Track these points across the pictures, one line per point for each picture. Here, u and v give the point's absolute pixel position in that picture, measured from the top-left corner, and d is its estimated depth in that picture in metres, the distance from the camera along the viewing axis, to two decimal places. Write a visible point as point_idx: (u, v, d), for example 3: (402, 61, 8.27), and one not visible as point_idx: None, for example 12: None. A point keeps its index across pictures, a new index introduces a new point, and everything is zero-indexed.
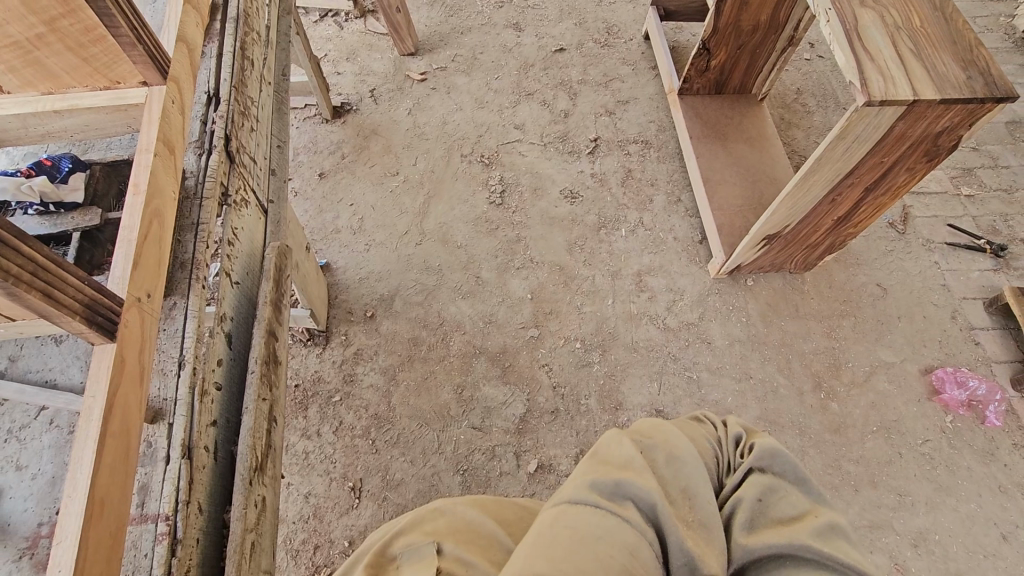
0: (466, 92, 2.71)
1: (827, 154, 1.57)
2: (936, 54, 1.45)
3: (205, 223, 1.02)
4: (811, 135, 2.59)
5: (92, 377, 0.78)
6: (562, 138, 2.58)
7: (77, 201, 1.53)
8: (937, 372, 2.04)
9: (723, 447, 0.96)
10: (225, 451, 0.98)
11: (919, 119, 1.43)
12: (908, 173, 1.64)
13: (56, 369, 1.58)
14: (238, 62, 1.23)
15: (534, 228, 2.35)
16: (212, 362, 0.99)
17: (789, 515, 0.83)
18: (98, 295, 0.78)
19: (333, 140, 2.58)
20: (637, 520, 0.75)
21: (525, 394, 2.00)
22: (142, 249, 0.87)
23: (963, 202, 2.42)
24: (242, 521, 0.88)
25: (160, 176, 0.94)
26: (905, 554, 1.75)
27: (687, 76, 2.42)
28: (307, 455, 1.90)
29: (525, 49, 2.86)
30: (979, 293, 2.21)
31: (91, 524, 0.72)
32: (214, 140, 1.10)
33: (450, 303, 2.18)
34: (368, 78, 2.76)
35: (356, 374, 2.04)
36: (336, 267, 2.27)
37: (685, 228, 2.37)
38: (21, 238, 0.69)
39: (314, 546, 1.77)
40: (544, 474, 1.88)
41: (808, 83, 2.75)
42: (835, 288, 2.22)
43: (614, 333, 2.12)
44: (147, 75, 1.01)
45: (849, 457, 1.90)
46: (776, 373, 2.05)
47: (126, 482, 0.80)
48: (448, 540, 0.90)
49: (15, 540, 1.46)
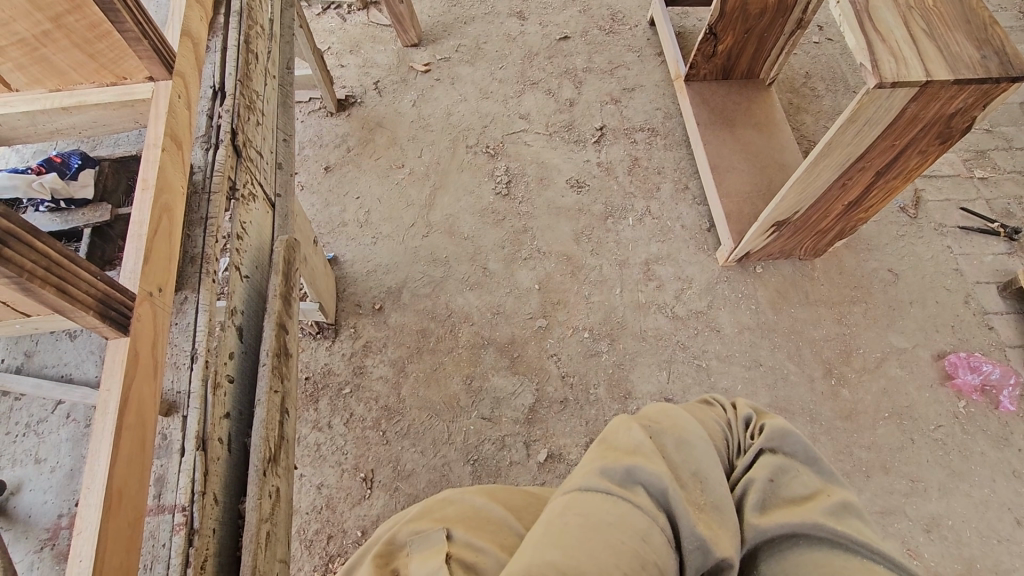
0: (470, 83, 2.70)
1: (837, 138, 1.55)
2: (949, 33, 1.42)
3: (214, 217, 1.03)
4: (820, 120, 2.55)
5: (107, 371, 0.79)
6: (567, 128, 2.56)
7: (88, 197, 1.55)
8: (950, 358, 2.02)
9: (733, 429, 0.95)
10: (238, 442, 0.99)
11: (933, 100, 1.41)
12: (921, 155, 1.62)
13: (72, 364, 1.78)
14: (243, 55, 1.22)
15: (539, 218, 2.34)
16: (224, 355, 1.00)
17: (800, 495, 0.84)
18: (111, 289, 0.79)
19: (338, 133, 2.58)
20: (648, 506, 0.75)
21: (534, 384, 2.01)
22: (153, 244, 0.88)
23: (976, 185, 2.38)
24: (258, 510, 0.89)
25: (168, 171, 0.94)
26: (918, 540, 1.74)
27: (693, 61, 2.40)
28: (319, 447, 1.92)
29: (529, 38, 2.83)
30: (993, 277, 2.19)
31: (110, 517, 0.73)
32: (221, 135, 1.10)
33: (458, 294, 2.18)
34: (372, 70, 2.75)
35: (366, 367, 2.05)
36: (344, 260, 2.27)
37: (693, 215, 2.35)
38: (34, 235, 0.70)
39: (328, 535, 1.79)
40: (555, 464, 1.89)
41: (817, 66, 2.71)
42: (845, 274, 2.20)
43: (623, 322, 2.12)
44: (153, 70, 1.01)
45: (860, 443, 1.89)
46: (786, 360, 2.04)
47: (143, 473, 0.81)
48: (457, 526, 0.89)
49: (37, 531, 1.62)
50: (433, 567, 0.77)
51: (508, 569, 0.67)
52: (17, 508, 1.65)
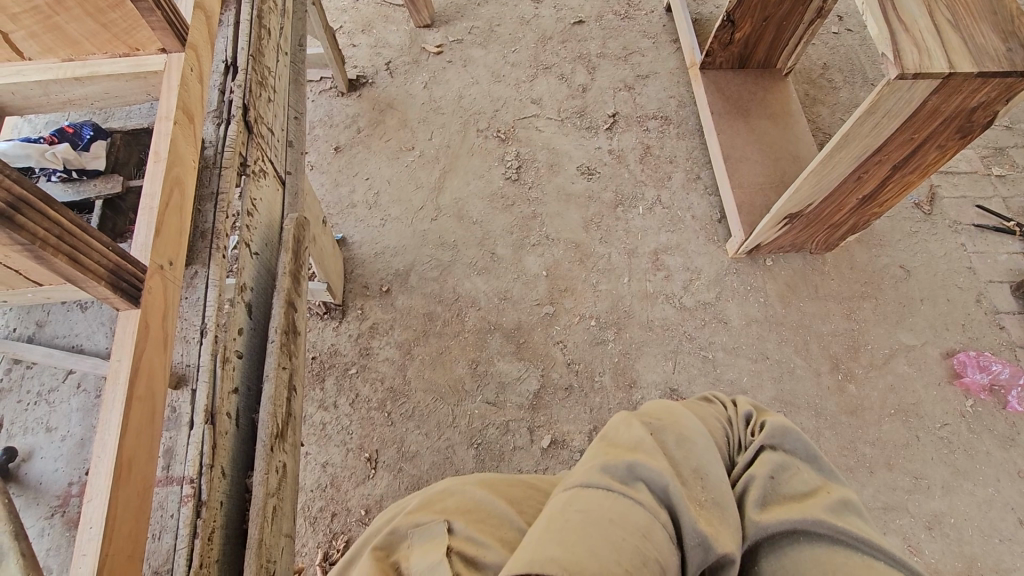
0: (482, 65, 2.67)
1: (855, 129, 1.53)
2: (975, 25, 1.38)
3: (224, 192, 1.02)
4: (837, 112, 2.52)
5: (117, 342, 0.80)
6: (579, 114, 2.53)
7: (99, 168, 1.56)
8: (959, 356, 2.00)
9: (733, 425, 0.96)
10: (245, 418, 1.00)
11: (954, 94, 1.38)
12: (940, 150, 1.59)
13: (83, 335, 1.80)
14: (256, 30, 1.20)
15: (549, 205, 2.33)
16: (234, 331, 1.00)
17: (801, 491, 0.83)
18: (123, 261, 0.79)
19: (349, 113, 2.56)
20: (649, 502, 0.75)
21: (539, 370, 2.01)
22: (164, 217, 0.88)
23: (993, 183, 2.34)
24: (264, 485, 0.90)
25: (180, 144, 0.94)
26: (919, 537, 1.74)
27: (709, 49, 2.36)
28: (325, 426, 1.94)
29: (544, 21, 2.79)
30: (1006, 276, 2.16)
31: (120, 484, 0.74)
32: (232, 110, 1.09)
33: (465, 278, 2.18)
34: (383, 51, 2.72)
35: (372, 348, 2.06)
36: (352, 242, 2.27)
37: (703, 206, 2.32)
38: (47, 203, 0.70)
39: (331, 513, 1.81)
40: (557, 450, 1.89)
41: (835, 57, 2.66)
42: (856, 269, 2.17)
43: (629, 312, 2.11)
44: (165, 41, 1.01)
45: (865, 440, 1.88)
46: (793, 355, 2.03)
47: (152, 443, 0.81)
48: (458, 518, 0.90)
49: (48, 498, 1.66)
50: (433, 562, 0.80)
51: (508, 568, 0.65)
52: (28, 475, 1.68)
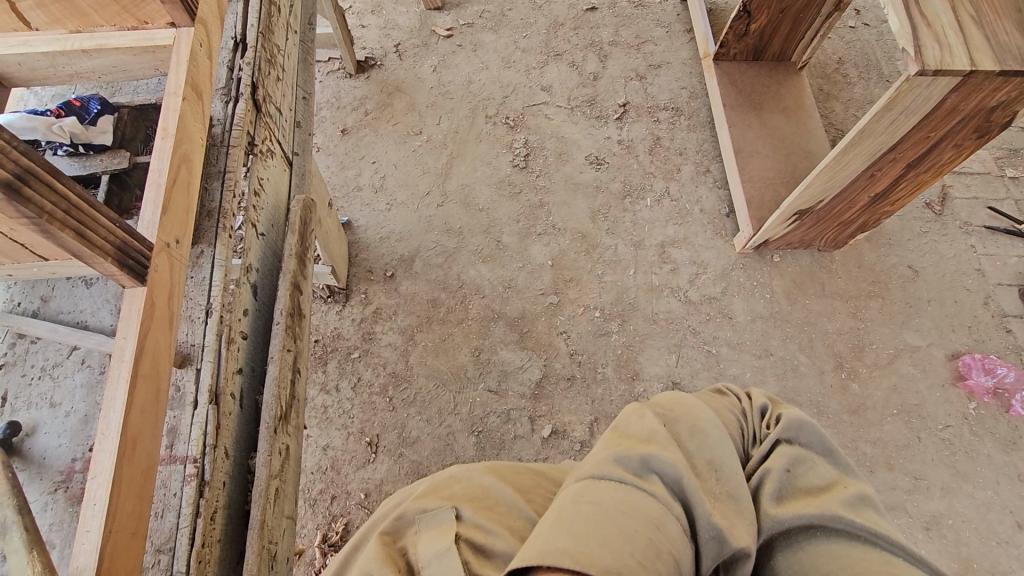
0: (493, 50, 2.63)
1: (870, 127, 1.51)
2: (998, 21, 1.35)
3: (232, 171, 1.00)
4: (850, 108, 2.48)
5: (123, 319, 0.79)
6: (589, 102, 2.50)
7: (105, 143, 1.55)
8: (964, 358, 1.99)
9: (748, 418, 0.95)
10: (249, 399, 0.99)
11: (974, 92, 1.36)
12: (955, 150, 1.58)
13: (87, 311, 1.80)
14: (266, 8, 1.17)
15: (556, 193, 2.31)
16: (239, 311, 0.99)
17: (817, 486, 0.83)
18: (129, 237, 0.77)
19: (356, 95, 2.53)
20: (662, 495, 0.75)
21: (542, 360, 2.01)
22: (171, 194, 0.87)
23: (1007, 185, 2.31)
24: (267, 467, 0.90)
25: (188, 120, 0.93)
26: (916, 536, 1.74)
27: (724, 40, 2.32)
28: (327, 409, 1.94)
29: (556, 7, 2.75)
30: (1015, 280, 2.14)
31: (124, 461, 0.74)
32: (242, 88, 1.07)
33: (470, 266, 2.17)
34: (392, 32, 2.68)
35: (375, 333, 2.06)
36: (358, 226, 2.26)
37: (712, 200, 2.30)
38: (55, 175, 0.69)
39: (331, 496, 1.82)
40: (558, 440, 1.89)
41: (851, 52, 2.61)
42: (864, 268, 2.16)
43: (634, 304, 2.10)
44: (175, 15, 0.97)
45: (866, 438, 1.88)
46: (797, 351, 2.02)
47: (158, 422, 0.81)
48: (466, 506, 0.89)
49: (51, 473, 1.67)
50: (441, 549, 0.79)
51: (519, 558, 0.65)
52: (31, 449, 1.70)
